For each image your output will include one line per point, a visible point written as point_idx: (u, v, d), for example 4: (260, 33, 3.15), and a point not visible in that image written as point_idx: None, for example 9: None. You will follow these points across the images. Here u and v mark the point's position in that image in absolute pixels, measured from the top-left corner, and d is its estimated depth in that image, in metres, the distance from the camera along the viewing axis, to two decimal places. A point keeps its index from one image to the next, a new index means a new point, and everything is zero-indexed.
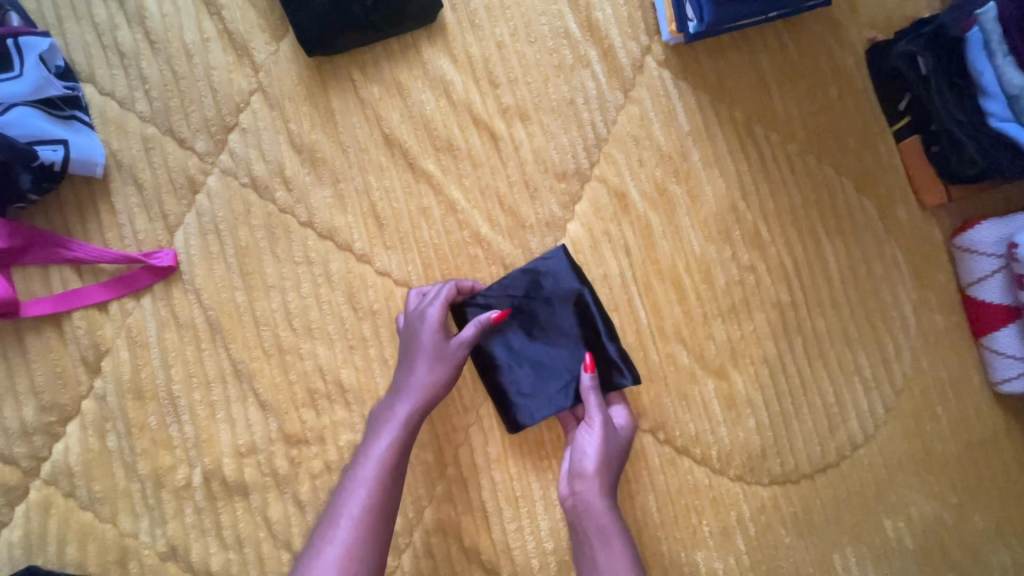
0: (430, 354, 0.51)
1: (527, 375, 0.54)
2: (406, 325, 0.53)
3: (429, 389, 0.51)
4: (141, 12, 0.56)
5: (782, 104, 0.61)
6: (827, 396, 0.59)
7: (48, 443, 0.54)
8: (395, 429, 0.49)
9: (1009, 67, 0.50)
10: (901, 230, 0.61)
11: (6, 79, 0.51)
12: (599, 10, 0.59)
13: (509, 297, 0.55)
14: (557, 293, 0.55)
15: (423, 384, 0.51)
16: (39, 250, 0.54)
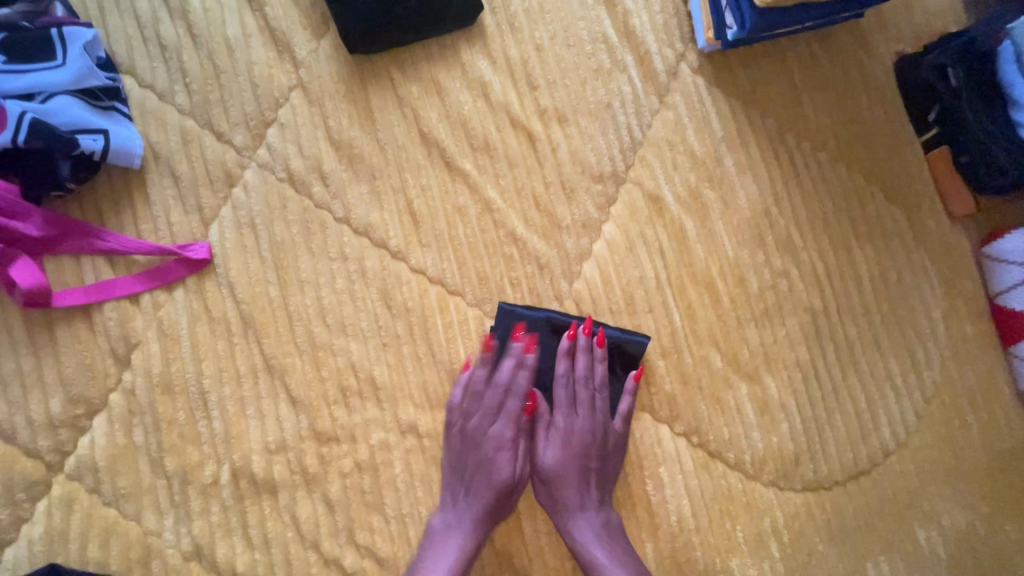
0: (509, 473, 0.54)
1: None
2: (461, 441, 0.54)
3: (500, 508, 0.53)
4: (184, 6, 0.56)
5: (813, 113, 0.62)
6: (858, 403, 0.59)
7: (74, 437, 0.53)
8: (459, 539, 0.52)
9: None
10: (930, 239, 0.61)
11: (50, 68, 0.51)
12: (636, 17, 0.60)
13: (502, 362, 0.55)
14: (533, 334, 0.55)
15: (497, 504, 0.53)
16: (74, 240, 0.53)
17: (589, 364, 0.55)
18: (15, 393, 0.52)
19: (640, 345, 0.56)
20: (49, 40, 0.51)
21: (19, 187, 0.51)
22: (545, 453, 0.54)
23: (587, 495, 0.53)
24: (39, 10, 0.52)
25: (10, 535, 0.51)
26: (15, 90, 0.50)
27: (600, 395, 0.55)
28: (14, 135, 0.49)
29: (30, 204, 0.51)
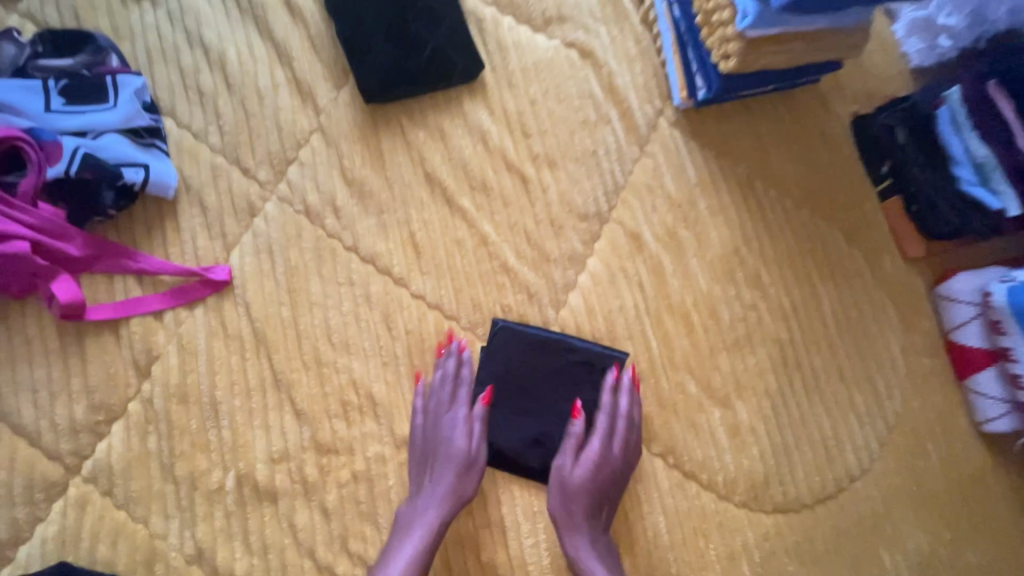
0: (460, 465, 0.56)
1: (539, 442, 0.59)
2: (418, 439, 0.58)
3: (455, 499, 0.56)
4: (222, 59, 0.64)
5: (778, 164, 0.69)
6: (825, 429, 0.63)
7: (93, 441, 0.57)
8: (424, 537, 0.54)
9: (973, 140, 0.60)
10: (887, 280, 0.67)
11: (102, 109, 0.58)
12: (620, 76, 0.68)
13: (494, 373, 0.60)
14: (522, 347, 0.60)
15: (453, 496, 0.56)
16: (109, 260, 0.59)
17: (574, 377, 0.60)
18: (42, 399, 0.56)
19: (620, 359, 0.60)
20: (102, 86, 0.59)
21: (67, 212, 0.57)
22: (577, 472, 0.56)
23: (597, 521, 0.56)
24: (97, 60, 0.59)
25: (26, 534, 0.55)
26: (69, 127, 0.57)
27: (632, 432, 0.58)
28: (66, 167, 0.55)
29: (73, 227, 0.57)
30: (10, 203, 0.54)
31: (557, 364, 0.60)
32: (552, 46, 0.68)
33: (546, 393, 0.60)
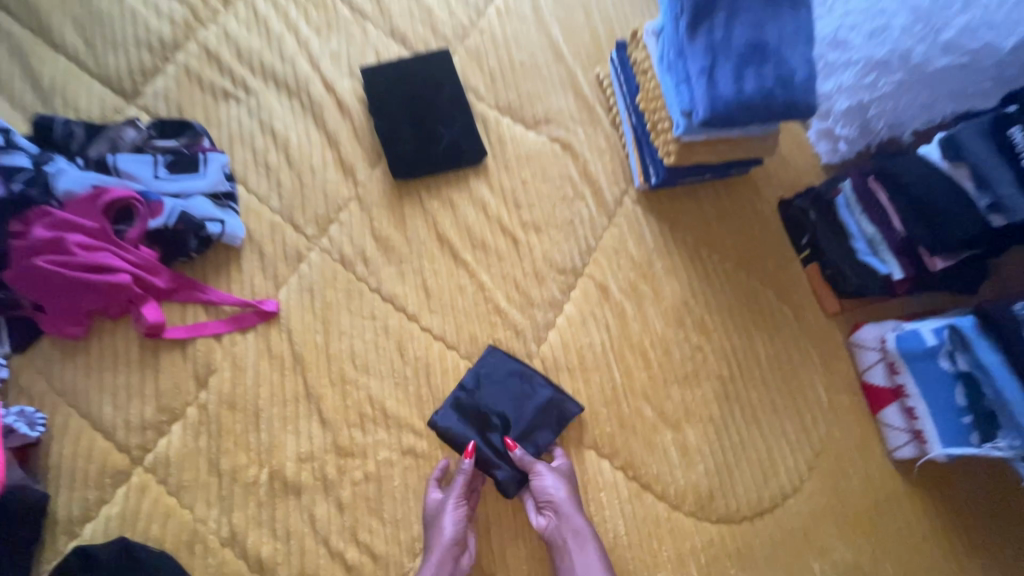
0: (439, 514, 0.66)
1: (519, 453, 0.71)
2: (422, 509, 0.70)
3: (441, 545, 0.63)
4: (286, 143, 0.83)
5: (720, 235, 0.86)
6: (761, 452, 0.76)
7: (156, 437, 0.69)
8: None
9: (863, 221, 0.77)
10: (811, 329, 0.82)
11: (194, 177, 0.76)
12: (594, 163, 0.86)
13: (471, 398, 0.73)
14: (499, 377, 0.74)
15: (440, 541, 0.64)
16: (185, 292, 0.74)
17: (536, 415, 0.72)
18: (120, 400, 0.70)
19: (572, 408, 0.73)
20: (196, 161, 0.77)
21: (161, 253, 0.73)
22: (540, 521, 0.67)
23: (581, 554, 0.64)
24: (194, 141, 0.79)
25: (93, 513, 0.66)
26: (169, 190, 0.75)
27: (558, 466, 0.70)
28: (166, 220, 0.73)
29: (162, 265, 0.73)
30: (121, 245, 0.71)
31: (528, 389, 0.73)
32: (540, 140, 0.87)
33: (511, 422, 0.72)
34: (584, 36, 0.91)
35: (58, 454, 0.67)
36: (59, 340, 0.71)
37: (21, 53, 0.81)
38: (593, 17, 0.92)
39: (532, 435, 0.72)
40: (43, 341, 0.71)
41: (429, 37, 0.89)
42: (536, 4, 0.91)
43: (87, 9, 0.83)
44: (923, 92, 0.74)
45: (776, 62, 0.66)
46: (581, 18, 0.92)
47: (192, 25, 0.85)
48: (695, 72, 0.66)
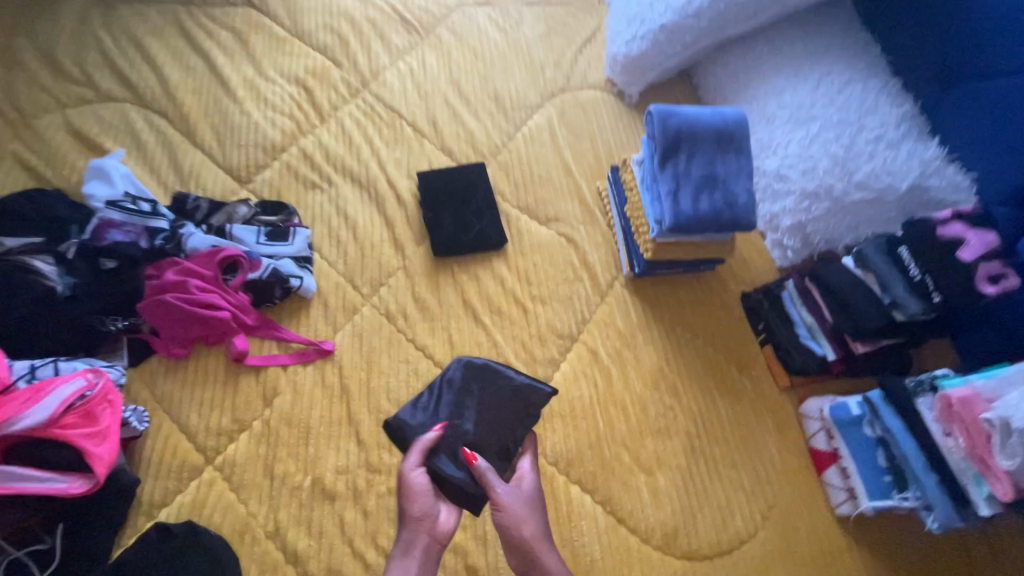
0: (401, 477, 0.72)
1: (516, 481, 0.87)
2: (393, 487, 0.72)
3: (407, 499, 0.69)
4: (354, 222, 1.07)
5: (692, 316, 1.05)
6: (720, 500, 0.89)
7: (227, 443, 0.86)
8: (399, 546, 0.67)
9: (802, 311, 0.98)
10: (766, 400, 0.98)
11: (285, 244, 1.00)
12: (592, 253, 1.09)
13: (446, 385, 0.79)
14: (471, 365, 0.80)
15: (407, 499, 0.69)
16: (265, 329, 0.94)
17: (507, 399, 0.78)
18: (203, 411, 0.88)
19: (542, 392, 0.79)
20: (288, 232, 1.01)
21: (252, 298, 0.95)
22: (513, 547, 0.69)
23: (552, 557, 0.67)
24: (287, 218, 1.04)
25: (170, 499, 0.82)
26: (266, 251, 0.98)
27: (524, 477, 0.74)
28: (262, 273, 0.95)
29: (252, 307, 0.94)
30: (226, 289, 0.93)
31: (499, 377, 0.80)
32: (550, 233, 1.10)
33: (484, 407, 0.78)
34: (589, 160, 1.19)
35: (151, 448, 0.84)
36: (164, 358, 0.90)
37: (171, 147, 1.10)
38: (597, 146, 1.20)
39: (509, 426, 0.77)
40: (151, 358, 0.90)
41: (471, 153, 1.16)
42: (554, 134, 1.20)
43: (223, 118, 1.13)
44: (845, 217, 0.97)
45: (724, 190, 0.90)
46: (588, 146, 1.20)
47: (297, 134, 1.14)
48: (663, 192, 0.90)
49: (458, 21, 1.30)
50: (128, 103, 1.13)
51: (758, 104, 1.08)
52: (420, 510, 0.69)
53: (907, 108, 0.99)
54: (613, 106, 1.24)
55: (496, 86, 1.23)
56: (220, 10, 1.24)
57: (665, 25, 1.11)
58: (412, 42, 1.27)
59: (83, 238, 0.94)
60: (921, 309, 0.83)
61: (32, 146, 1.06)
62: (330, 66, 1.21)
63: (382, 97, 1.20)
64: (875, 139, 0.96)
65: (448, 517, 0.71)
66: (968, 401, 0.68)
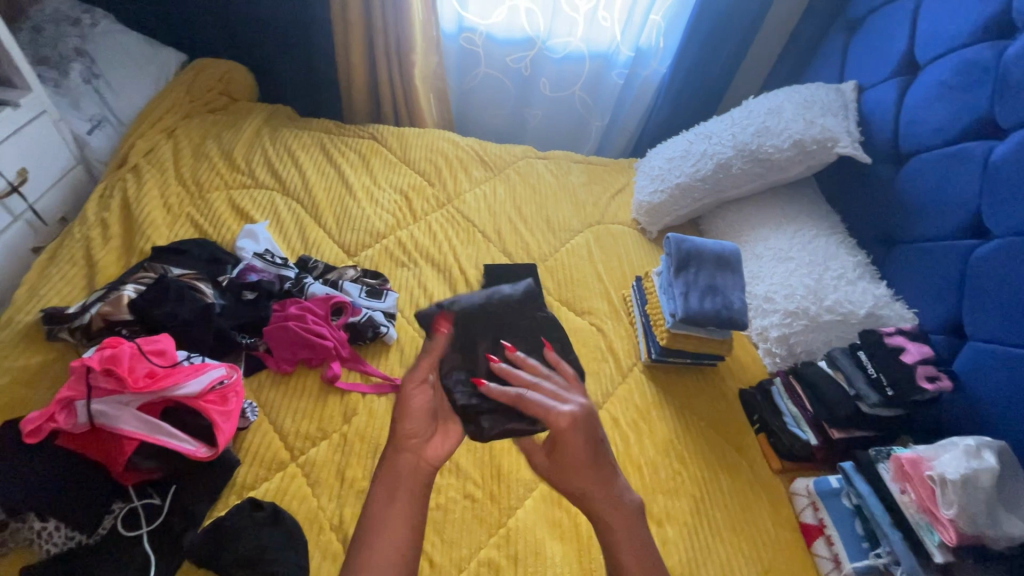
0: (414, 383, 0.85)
1: (544, 514, 1.01)
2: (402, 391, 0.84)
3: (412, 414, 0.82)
4: (432, 294, 1.35)
5: (697, 401, 1.25)
6: (722, 558, 1.00)
7: (309, 446, 1.03)
8: (401, 455, 0.77)
9: (785, 403, 1.20)
10: (762, 478, 1.14)
11: (380, 301, 1.27)
12: (616, 341, 1.33)
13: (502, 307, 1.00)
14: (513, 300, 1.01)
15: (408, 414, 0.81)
16: (354, 361, 1.17)
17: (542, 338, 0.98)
18: (296, 418, 1.06)
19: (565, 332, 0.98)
20: (382, 293, 1.28)
21: (349, 336, 1.19)
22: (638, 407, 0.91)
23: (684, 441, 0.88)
24: (382, 283, 1.33)
25: (257, 484, 0.97)
26: (364, 303, 1.25)
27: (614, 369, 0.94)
28: (361, 317, 1.21)
29: (347, 343, 1.18)
30: (332, 326, 1.19)
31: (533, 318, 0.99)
32: (584, 322, 1.37)
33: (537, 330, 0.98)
34: (617, 274, 1.50)
35: (250, 440, 1.02)
36: (272, 372, 1.13)
37: (301, 224, 1.44)
38: (624, 265, 1.53)
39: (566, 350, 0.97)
40: (263, 371, 1.13)
41: (525, 256, 1.49)
42: (590, 252, 1.53)
43: (343, 209, 1.49)
44: (820, 333, 1.22)
45: (722, 297, 1.20)
46: (616, 264, 1.53)
47: (395, 228, 1.49)
48: (677, 292, 1.20)
49: (524, 166, 1.73)
50: (276, 191, 1.51)
51: (750, 247, 1.43)
52: (411, 429, 0.80)
53: (860, 258, 1.30)
54: (637, 239, 1.60)
55: (548, 213, 1.61)
56: (353, 140, 1.69)
57: (680, 184, 1.51)
58: (487, 176, 1.68)
59: (231, 274, 1.26)
60: (879, 400, 1.06)
61: (201, 211, 1.41)
62: (426, 185, 1.61)
63: (461, 210, 1.57)
64: (838, 277, 1.25)
65: (439, 442, 0.81)
66: (915, 461, 0.92)
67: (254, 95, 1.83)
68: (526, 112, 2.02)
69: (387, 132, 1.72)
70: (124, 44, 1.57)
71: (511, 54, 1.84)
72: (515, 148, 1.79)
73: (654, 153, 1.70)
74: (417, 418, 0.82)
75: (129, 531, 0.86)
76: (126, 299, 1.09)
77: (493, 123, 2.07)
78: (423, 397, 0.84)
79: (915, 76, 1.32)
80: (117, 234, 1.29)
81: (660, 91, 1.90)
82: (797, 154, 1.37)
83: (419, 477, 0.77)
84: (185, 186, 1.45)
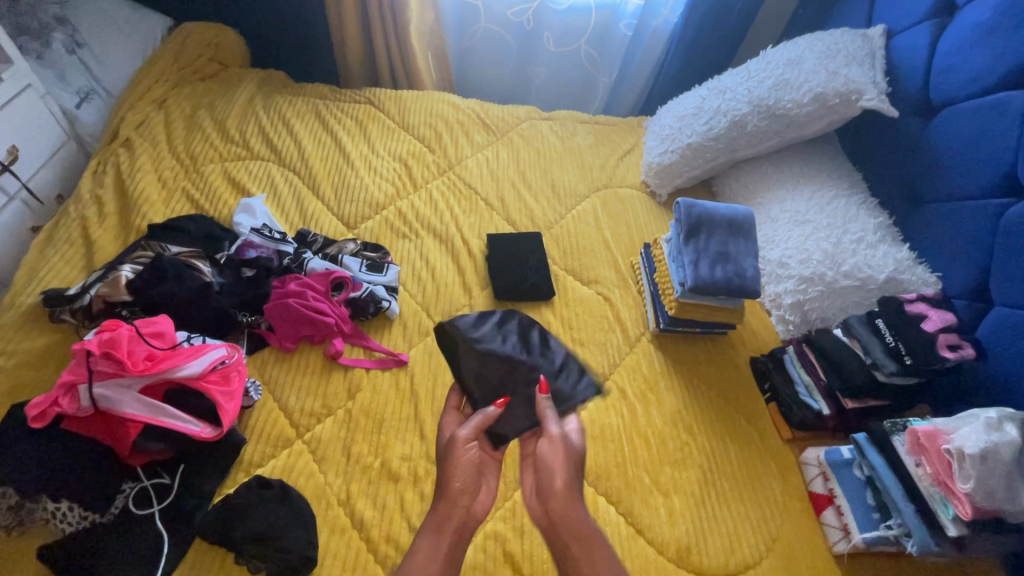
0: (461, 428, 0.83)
1: None
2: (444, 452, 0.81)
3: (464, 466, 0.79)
4: (434, 265, 1.33)
5: (706, 371, 1.22)
6: (728, 527, 1.00)
7: (315, 423, 1.03)
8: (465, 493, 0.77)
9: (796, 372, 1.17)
10: (771, 447, 1.12)
11: (381, 274, 1.24)
12: (623, 311, 1.30)
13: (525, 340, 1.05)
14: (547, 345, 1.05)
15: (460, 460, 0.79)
16: (356, 337, 1.15)
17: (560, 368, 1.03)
18: (304, 395, 1.06)
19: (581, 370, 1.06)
20: (383, 267, 1.26)
21: (351, 312, 1.18)
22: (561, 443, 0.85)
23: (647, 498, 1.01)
24: (382, 256, 1.30)
25: (264, 461, 0.97)
26: (365, 278, 1.23)
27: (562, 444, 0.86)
28: (362, 292, 1.19)
29: (349, 318, 1.16)
30: (333, 302, 1.18)
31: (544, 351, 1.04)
32: (590, 292, 1.33)
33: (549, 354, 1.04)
34: (625, 240, 1.45)
35: (256, 417, 1.02)
36: (275, 349, 1.12)
37: (299, 195, 1.40)
38: (632, 231, 1.48)
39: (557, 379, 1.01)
40: (266, 349, 1.12)
41: (529, 224, 1.45)
42: (597, 218, 1.48)
43: (341, 179, 1.45)
44: (836, 299, 1.17)
45: (734, 264, 1.15)
46: (624, 230, 1.47)
47: (395, 198, 1.44)
48: (687, 261, 1.15)
49: (527, 128, 1.66)
50: (271, 162, 1.46)
51: (764, 210, 1.37)
52: (462, 485, 0.77)
53: (882, 220, 1.23)
54: (646, 202, 1.54)
55: (553, 178, 1.55)
56: (349, 106, 1.62)
57: (690, 144, 1.44)
58: (489, 140, 1.62)
59: (229, 252, 1.23)
60: (896, 369, 1.02)
61: (197, 185, 1.38)
62: (426, 151, 1.56)
63: (463, 177, 1.51)
64: (857, 240, 1.19)
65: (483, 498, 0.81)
66: (933, 434, 0.89)
67: (246, 61, 1.76)
68: (530, 69, 1.92)
69: (384, 96, 1.65)
70: (106, 10, 1.51)
71: (512, 7, 1.74)
72: (518, 109, 1.70)
73: (664, 111, 1.61)
74: (467, 475, 0.78)
75: (141, 509, 0.88)
76: (123, 280, 1.07)
77: (495, 82, 1.98)
78: (471, 456, 0.80)
79: (952, 18, 1.21)
80: (113, 212, 1.27)
81: (670, 44, 1.79)
82: (817, 109, 1.29)
83: (465, 531, 0.75)
84: (179, 159, 1.42)
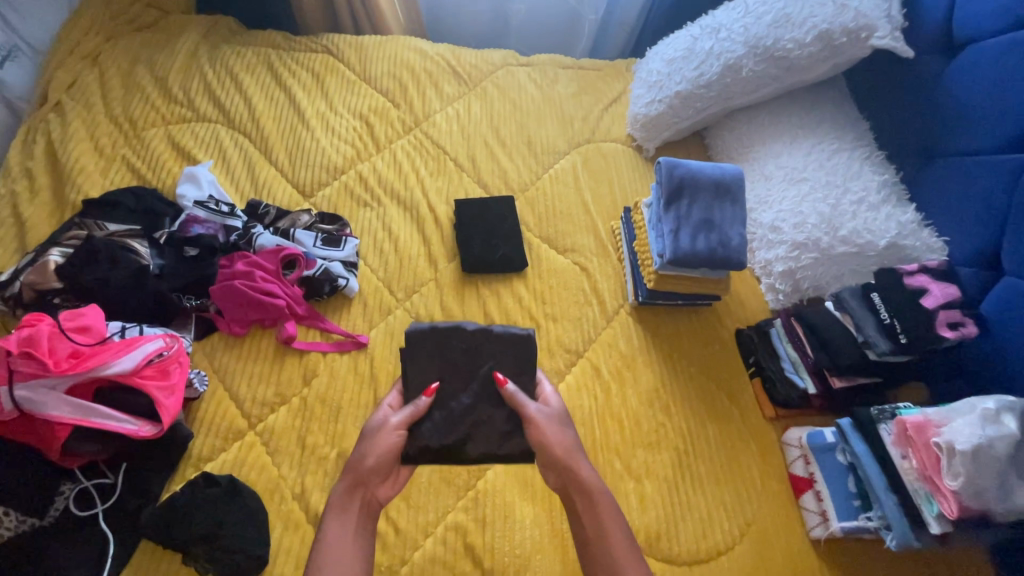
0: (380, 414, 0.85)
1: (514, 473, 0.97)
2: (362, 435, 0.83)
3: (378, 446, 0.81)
4: (398, 235, 1.23)
5: (688, 345, 1.15)
6: (702, 512, 0.96)
7: (268, 413, 0.98)
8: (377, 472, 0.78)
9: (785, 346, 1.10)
10: (752, 426, 1.06)
11: (338, 249, 1.15)
12: (601, 282, 1.21)
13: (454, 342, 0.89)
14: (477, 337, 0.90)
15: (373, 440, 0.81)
16: (311, 319, 1.08)
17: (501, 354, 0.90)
18: (255, 384, 1.00)
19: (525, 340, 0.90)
20: (340, 240, 1.17)
21: (305, 292, 1.10)
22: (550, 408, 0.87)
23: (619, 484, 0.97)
24: (340, 229, 1.20)
25: (214, 455, 0.93)
26: (319, 254, 1.14)
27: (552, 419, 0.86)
28: (315, 270, 1.10)
29: (302, 299, 1.09)
30: (285, 282, 1.10)
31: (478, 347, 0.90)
32: (566, 261, 1.24)
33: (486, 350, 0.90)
34: (606, 202, 1.34)
35: (205, 408, 0.97)
36: (225, 334, 1.05)
37: (250, 161, 1.29)
38: (615, 191, 1.36)
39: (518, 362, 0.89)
40: (215, 334, 1.06)
41: (502, 186, 1.33)
42: (576, 177, 1.36)
43: (295, 142, 1.33)
44: (831, 267, 1.07)
45: (719, 233, 1.05)
46: (606, 190, 1.36)
47: (355, 161, 1.32)
48: (666, 230, 1.05)
49: (503, 77, 1.50)
50: (220, 124, 1.34)
51: (757, 166, 1.24)
52: (375, 465, 0.78)
53: (888, 176, 1.11)
54: (631, 158, 1.40)
55: (529, 133, 1.41)
56: (304, 56, 1.47)
57: (680, 92, 1.29)
58: (461, 92, 1.47)
59: (171, 229, 1.14)
60: (889, 348, 0.93)
61: (138, 152, 1.27)
62: (390, 107, 1.41)
63: (431, 135, 1.38)
64: (858, 201, 1.07)
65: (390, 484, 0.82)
66: (921, 426, 0.82)
67: (190, 6, 1.58)
68: (508, 7, 1.73)
69: (343, 43, 1.49)
70: None
71: None
72: (493, 54, 1.53)
73: (653, 52, 1.44)
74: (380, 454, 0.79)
75: (84, 511, 0.85)
76: (53, 266, 1.00)
77: (470, 23, 1.79)
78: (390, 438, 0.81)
79: None
80: (45, 187, 1.17)
81: None
82: (821, 50, 1.13)
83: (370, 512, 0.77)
84: (118, 124, 1.30)
